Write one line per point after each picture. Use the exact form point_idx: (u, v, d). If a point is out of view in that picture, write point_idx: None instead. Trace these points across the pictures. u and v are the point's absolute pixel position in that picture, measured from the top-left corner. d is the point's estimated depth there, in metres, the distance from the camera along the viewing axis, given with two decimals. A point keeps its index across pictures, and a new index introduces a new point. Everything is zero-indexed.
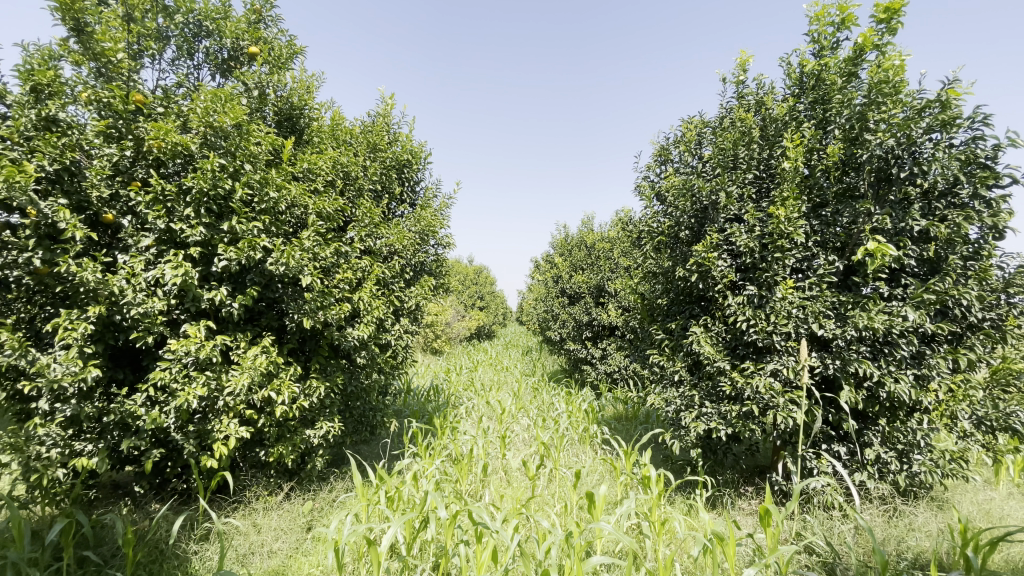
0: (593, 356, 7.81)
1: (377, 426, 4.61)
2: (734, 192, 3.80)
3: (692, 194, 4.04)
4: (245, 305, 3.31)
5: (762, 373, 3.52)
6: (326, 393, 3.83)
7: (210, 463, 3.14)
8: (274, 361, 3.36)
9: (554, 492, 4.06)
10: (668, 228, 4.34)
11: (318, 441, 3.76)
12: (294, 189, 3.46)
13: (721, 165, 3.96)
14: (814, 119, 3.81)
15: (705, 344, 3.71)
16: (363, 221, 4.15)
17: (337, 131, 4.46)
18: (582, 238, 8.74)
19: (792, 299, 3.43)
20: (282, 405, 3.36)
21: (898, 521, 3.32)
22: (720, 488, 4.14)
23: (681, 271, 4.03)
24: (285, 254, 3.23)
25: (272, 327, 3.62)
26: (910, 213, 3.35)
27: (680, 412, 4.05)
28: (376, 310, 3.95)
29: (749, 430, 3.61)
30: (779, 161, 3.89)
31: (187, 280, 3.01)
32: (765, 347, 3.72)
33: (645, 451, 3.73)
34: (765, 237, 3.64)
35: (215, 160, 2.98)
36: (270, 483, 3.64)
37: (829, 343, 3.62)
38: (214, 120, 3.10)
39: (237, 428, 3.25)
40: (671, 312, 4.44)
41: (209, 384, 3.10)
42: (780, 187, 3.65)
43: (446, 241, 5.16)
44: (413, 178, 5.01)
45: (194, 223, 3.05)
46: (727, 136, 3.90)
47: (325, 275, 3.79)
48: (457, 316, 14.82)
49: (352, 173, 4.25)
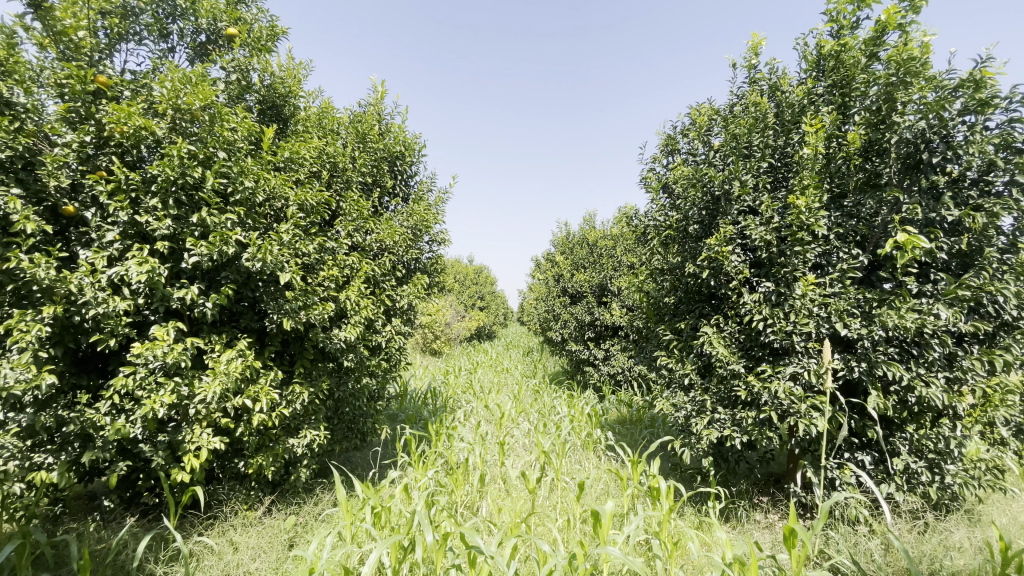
0: (595, 357, 7.54)
1: (369, 433, 4.35)
2: (749, 182, 3.53)
3: (703, 184, 3.77)
4: (220, 304, 3.05)
5: (781, 376, 3.25)
6: (310, 399, 3.57)
7: (181, 477, 2.89)
8: (251, 365, 3.09)
9: (556, 505, 3.79)
10: (676, 222, 4.08)
11: (302, 451, 3.50)
12: (273, 179, 3.20)
13: (734, 153, 3.69)
14: (834, 102, 3.55)
15: (718, 345, 3.44)
16: (350, 215, 3.89)
17: (323, 120, 4.20)
18: (584, 236, 8.46)
19: (813, 296, 3.17)
20: (260, 413, 3.10)
21: (931, 537, 3.05)
22: (733, 499, 3.87)
23: (691, 266, 3.76)
24: (262, 250, 2.96)
25: (251, 329, 3.35)
26: (942, 202, 3.08)
27: (690, 418, 3.78)
28: (364, 310, 3.68)
29: (766, 438, 3.35)
30: (796, 148, 3.62)
31: (153, 278, 2.76)
32: (782, 349, 3.45)
33: (653, 461, 3.47)
34: (783, 229, 3.37)
35: (183, 147, 2.72)
36: (250, 496, 3.38)
37: (852, 344, 3.35)
38: (183, 102, 2.86)
39: (211, 438, 2.99)
40: (680, 311, 4.17)
41: (179, 391, 2.84)
42: (799, 175, 3.38)
43: (441, 237, 4.89)
44: (407, 171, 4.74)
45: (161, 215, 2.79)
46: (741, 122, 3.63)
47: (308, 272, 3.53)
48: (456, 316, 14.57)
49: (339, 164, 3.99)
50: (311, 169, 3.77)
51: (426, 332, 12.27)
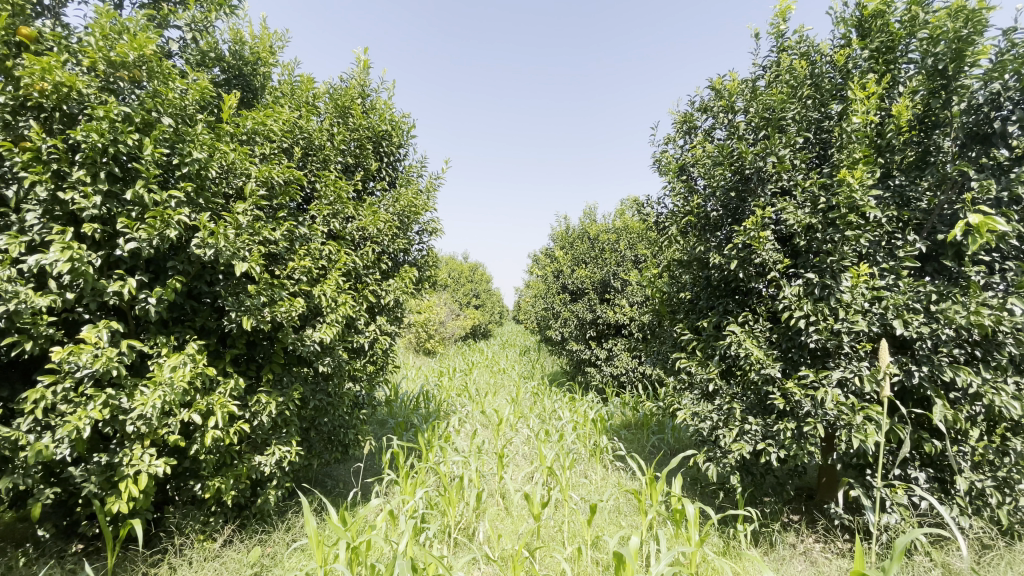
0: (598, 357, 7.07)
1: (352, 445, 3.86)
2: (787, 157, 3.06)
3: (731, 162, 3.30)
4: (166, 300, 2.56)
5: (826, 383, 2.79)
6: (280, 410, 3.10)
7: (117, 508, 2.40)
8: (204, 373, 2.60)
9: (562, 530, 3.34)
10: (696, 207, 3.62)
11: (271, 470, 3.03)
12: (230, 152, 2.71)
13: (767, 126, 3.22)
14: (880, 68, 3.10)
15: (752, 347, 2.98)
16: (326, 198, 3.41)
17: (297, 93, 3.71)
18: (584, 230, 7.95)
19: (865, 290, 2.72)
20: (215, 430, 2.61)
21: (1007, 569, 2.62)
22: (764, 520, 3.44)
23: (716, 256, 3.30)
24: (216, 233, 2.48)
25: (208, 329, 2.87)
26: (1018, 180, 2.65)
27: (716, 429, 3.32)
28: (343, 307, 3.20)
29: (807, 454, 2.90)
30: (837, 121, 3.18)
31: (78, 267, 2.26)
32: (823, 350, 3.00)
33: (674, 479, 3.03)
34: (829, 212, 2.91)
35: (113, 107, 2.22)
36: (208, 524, 2.90)
37: (906, 346, 2.92)
38: (114, 54, 2.35)
39: (155, 460, 2.49)
40: (700, 308, 3.71)
41: (113, 405, 2.35)
42: (846, 149, 2.93)
43: (432, 226, 4.41)
44: (394, 153, 4.26)
45: (87, 192, 2.28)
46: (774, 91, 3.17)
47: (276, 263, 3.05)
48: (451, 314, 14.04)
49: (315, 142, 3.51)
50: (279, 144, 3.27)
51: (419, 331, 11.78)
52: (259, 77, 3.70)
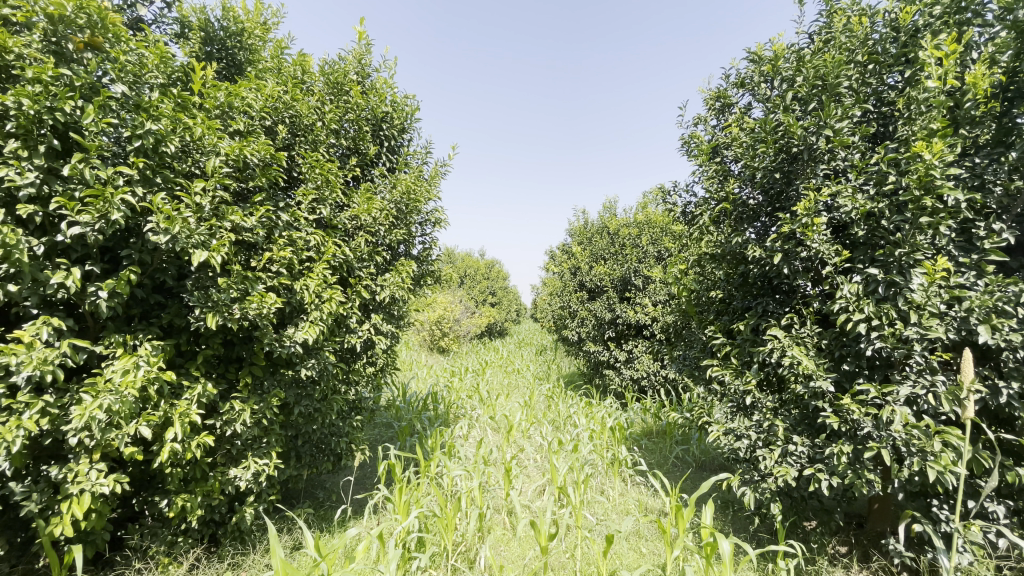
0: (617, 359, 6.63)
1: (344, 455, 3.52)
2: (843, 130, 2.59)
3: (776, 140, 2.84)
4: (119, 295, 2.23)
5: (891, 400, 2.34)
6: (258, 419, 2.77)
7: (59, 532, 2.08)
8: (162, 378, 2.27)
9: (574, 559, 2.93)
10: (732, 194, 3.19)
11: (246, 486, 2.70)
12: (195, 126, 2.38)
13: (818, 97, 2.76)
14: (954, 26, 2.61)
15: (800, 356, 2.53)
16: (313, 182, 3.06)
17: (286, 67, 3.36)
18: (604, 224, 7.49)
19: (941, 290, 2.25)
20: (174, 443, 2.28)
21: None
22: (809, 553, 2.98)
23: (756, 249, 2.86)
24: (172, 217, 2.15)
25: (174, 328, 2.55)
26: None
27: (755, 449, 2.88)
28: (328, 304, 2.86)
29: (865, 483, 2.44)
30: (902, 90, 2.69)
31: (9, 254, 1.94)
32: (884, 360, 2.54)
33: (705, 508, 2.60)
34: (895, 195, 2.44)
35: (48, 66, 1.94)
36: (175, 546, 2.58)
37: (989, 356, 2.44)
38: (53, 8, 2.07)
39: (104, 477, 2.17)
40: (736, 308, 3.28)
41: (52, 415, 2.03)
42: (917, 120, 2.45)
43: (436, 217, 4.04)
44: (395, 137, 3.90)
45: (21, 167, 1.96)
46: (827, 56, 2.70)
47: (253, 253, 2.72)
48: (467, 312, 13.69)
49: (304, 120, 3.14)
50: (262, 122, 2.94)
51: (432, 328, 11.49)
52: (245, 51, 3.38)
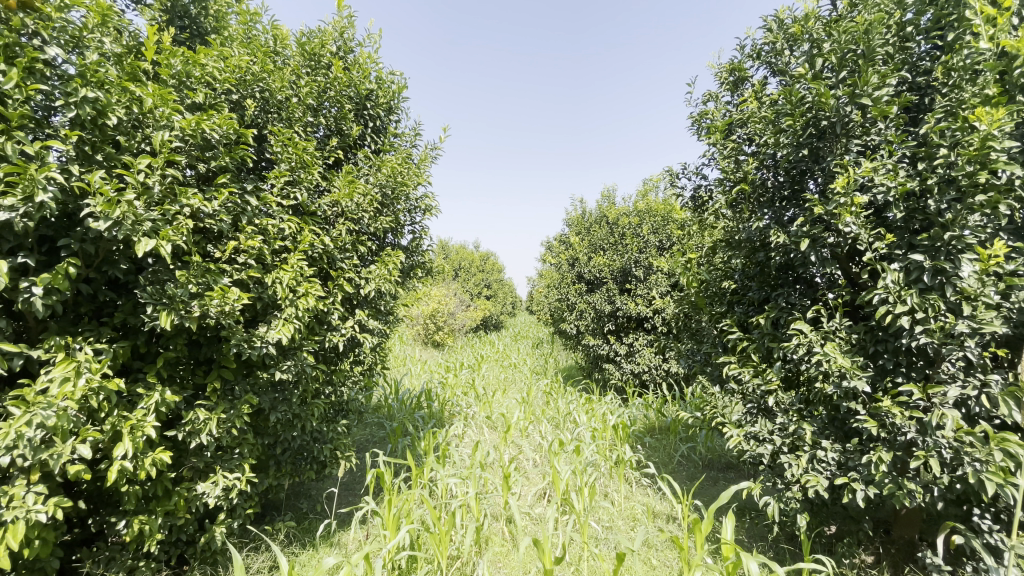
0: (617, 353, 6.37)
1: (329, 463, 3.25)
2: (880, 100, 2.32)
3: (802, 113, 2.56)
4: (57, 291, 1.93)
5: (937, 402, 2.08)
6: (228, 428, 2.48)
7: None
8: (111, 387, 1.98)
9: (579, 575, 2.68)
10: (749, 175, 2.92)
11: (215, 502, 2.42)
12: (145, 96, 2.08)
13: (848, 65, 2.47)
14: None
15: (832, 353, 2.27)
16: (288, 163, 2.76)
17: (258, 38, 3.04)
18: (603, 213, 7.21)
19: (996, 277, 1.99)
20: (125, 460, 1.99)
21: None
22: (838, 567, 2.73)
23: (779, 234, 2.59)
24: (115, 201, 1.85)
25: (130, 328, 2.25)
26: None
27: (778, 455, 2.63)
28: (304, 299, 2.56)
29: (906, 494, 2.19)
30: (942, 55, 2.41)
31: None
32: (926, 357, 2.28)
33: (726, 520, 2.34)
34: (941, 171, 2.16)
35: None
36: (137, 571, 2.30)
37: None
38: None
39: (44, 501, 1.87)
40: (753, 300, 3.02)
41: None
42: (966, 87, 2.17)
43: (426, 203, 3.74)
44: (381, 117, 3.58)
45: None
46: (859, 17, 2.42)
47: (219, 243, 2.42)
48: (461, 305, 13.40)
49: (277, 95, 2.83)
50: (227, 96, 2.63)
51: (426, 322, 11.25)
52: (211, 18, 3.12)
